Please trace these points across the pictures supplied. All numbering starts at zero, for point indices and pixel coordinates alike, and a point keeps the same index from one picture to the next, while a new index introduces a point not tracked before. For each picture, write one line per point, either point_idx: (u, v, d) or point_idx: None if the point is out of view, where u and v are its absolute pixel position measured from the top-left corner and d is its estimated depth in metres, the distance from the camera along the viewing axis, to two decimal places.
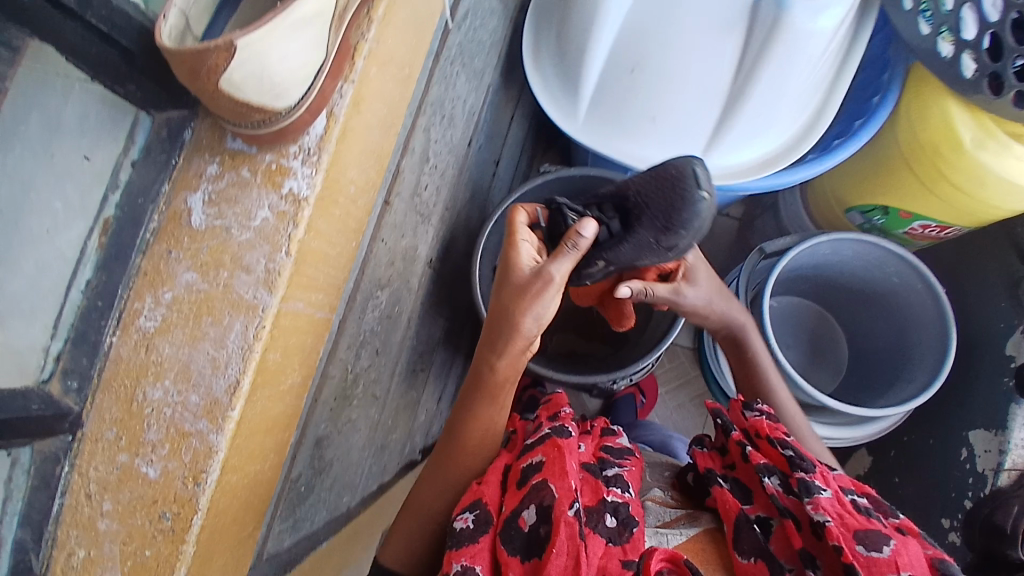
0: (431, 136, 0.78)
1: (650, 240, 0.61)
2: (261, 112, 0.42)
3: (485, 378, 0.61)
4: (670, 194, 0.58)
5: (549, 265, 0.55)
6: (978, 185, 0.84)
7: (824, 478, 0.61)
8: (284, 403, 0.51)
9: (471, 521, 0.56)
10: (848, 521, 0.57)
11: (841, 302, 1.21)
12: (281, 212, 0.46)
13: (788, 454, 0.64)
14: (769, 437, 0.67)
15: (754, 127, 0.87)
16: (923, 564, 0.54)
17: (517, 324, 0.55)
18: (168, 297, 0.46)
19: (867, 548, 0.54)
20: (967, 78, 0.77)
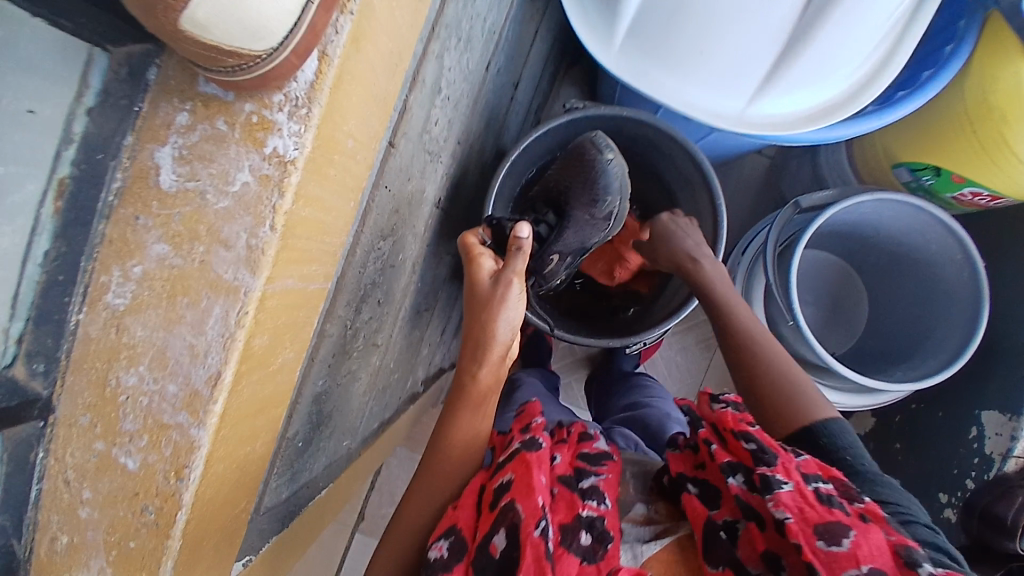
0: (445, 63, 0.67)
1: (586, 217, 0.77)
2: (235, 57, 0.33)
3: (468, 387, 0.64)
4: (581, 171, 0.76)
5: (507, 270, 0.62)
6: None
7: (788, 470, 0.59)
8: (275, 382, 0.47)
9: (445, 549, 0.55)
10: (808, 515, 0.55)
11: (870, 260, 1.14)
12: (264, 176, 0.38)
13: (752, 447, 0.62)
14: (732, 430, 0.64)
15: (814, 72, 0.75)
16: (884, 555, 0.52)
17: (490, 334, 0.61)
18: (138, 271, 0.40)
19: (828, 543, 0.53)
20: None
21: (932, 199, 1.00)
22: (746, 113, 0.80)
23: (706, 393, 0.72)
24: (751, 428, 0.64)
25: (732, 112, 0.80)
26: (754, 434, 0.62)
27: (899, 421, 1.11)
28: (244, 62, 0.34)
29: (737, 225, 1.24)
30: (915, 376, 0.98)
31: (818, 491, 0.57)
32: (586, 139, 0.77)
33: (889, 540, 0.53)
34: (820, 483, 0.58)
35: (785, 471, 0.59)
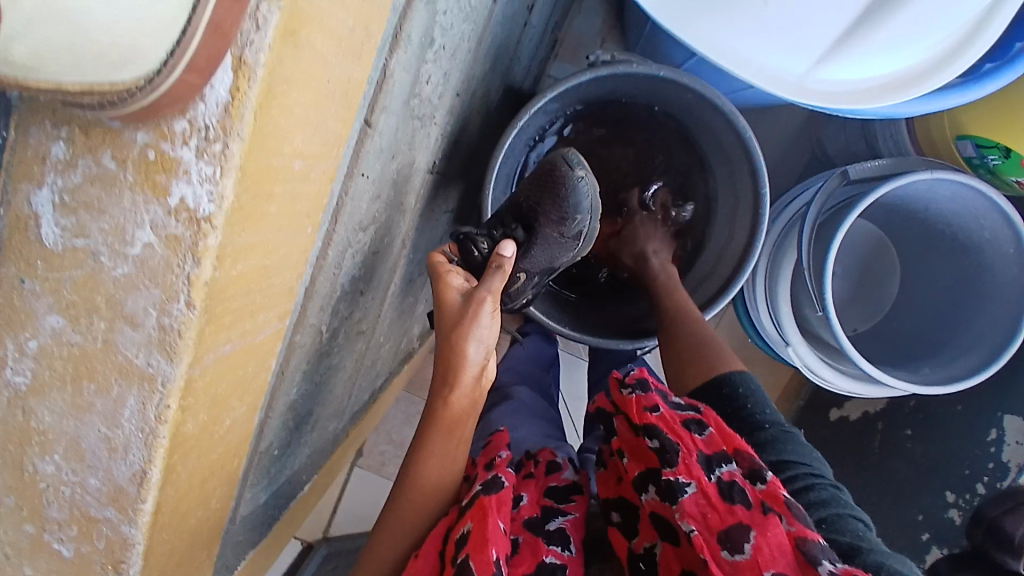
0: (439, 7, 0.52)
1: (554, 236, 0.66)
2: (90, 94, 0.25)
3: (440, 413, 0.55)
4: (549, 187, 0.65)
5: (480, 289, 0.53)
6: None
7: (689, 468, 0.53)
8: (225, 443, 0.39)
9: None
10: (711, 521, 0.50)
11: (910, 232, 1.03)
12: (171, 237, 0.28)
13: (655, 445, 0.56)
14: (635, 426, 0.58)
15: (903, 35, 0.61)
16: (785, 553, 0.48)
17: (462, 356, 0.52)
18: (34, 346, 0.31)
19: (730, 552, 0.48)
20: None
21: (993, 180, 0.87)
22: (808, 79, 0.65)
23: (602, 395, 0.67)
24: (654, 418, 0.57)
25: (792, 77, 0.65)
26: (655, 429, 0.56)
27: (912, 406, 1.01)
28: (107, 100, 0.25)
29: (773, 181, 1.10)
30: (944, 373, 0.89)
31: (719, 483, 0.52)
32: (556, 153, 0.65)
33: (789, 532, 0.48)
34: (722, 470, 0.53)
35: (687, 471, 0.53)
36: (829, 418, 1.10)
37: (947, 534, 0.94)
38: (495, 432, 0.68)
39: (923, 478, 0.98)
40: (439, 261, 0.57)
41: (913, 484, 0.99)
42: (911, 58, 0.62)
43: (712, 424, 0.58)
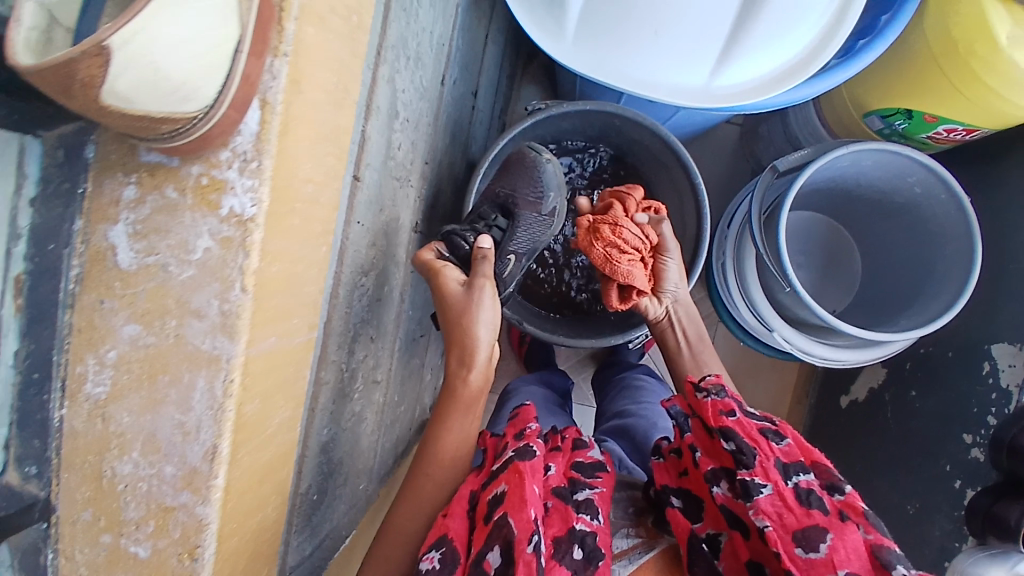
0: (397, 85, 0.64)
1: (533, 215, 0.74)
2: (172, 123, 0.32)
3: (459, 391, 0.66)
4: (521, 171, 0.75)
5: (478, 275, 0.65)
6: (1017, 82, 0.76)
7: (767, 472, 0.60)
8: (276, 443, 0.45)
9: (436, 562, 0.55)
10: (787, 520, 0.57)
11: (855, 212, 1.12)
12: (225, 239, 0.37)
13: (731, 448, 0.63)
14: (711, 427, 0.66)
15: (770, 38, 0.74)
16: (861, 556, 0.54)
17: (474, 336, 0.65)
18: (113, 356, 0.39)
19: (805, 549, 0.55)
20: None
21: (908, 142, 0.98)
22: (708, 87, 0.80)
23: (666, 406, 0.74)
24: (731, 423, 0.65)
25: (695, 88, 0.80)
26: (731, 432, 0.64)
27: (910, 367, 1.07)
28: (185, 126, 0.33)
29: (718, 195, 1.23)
30: (922, 321, 0.96)
31: (796, 488, 0.59)
32: (522, 145, 0.77)
33: (866, 539, 0.54)
34: (800, 477, 0.60)
35: (764, 472, 0.60)
36: (841, 405, 1.19)
37: (976, 474, 0.92)
38: (523, 404, 0.69)
39: (934, 433, 0.99)
40: (427, 258, 0.67)
41: (932, 441, 0.99)
42: (785, 52, 0.76)
43: (790, 435, 0.64)
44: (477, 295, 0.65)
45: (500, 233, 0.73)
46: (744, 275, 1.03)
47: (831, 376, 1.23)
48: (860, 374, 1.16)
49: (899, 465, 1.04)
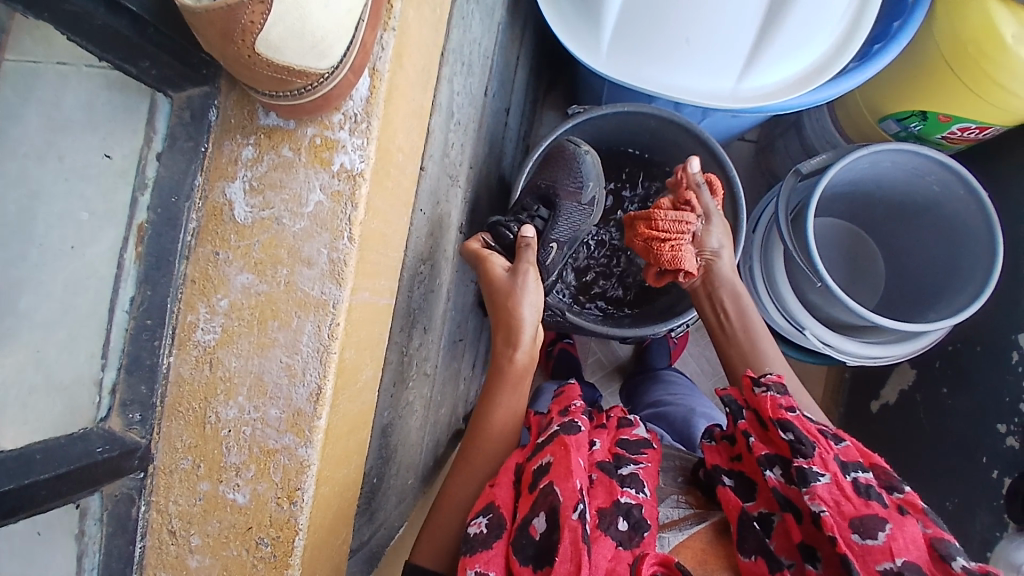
0: (455, 87, 0.68)
1: (574, 204, 0.78)
2: (304, 77, 0.37)
3: (506, 370, 0.68)
4: (563, 163, 0.81)
5: (521, 262, 0.67)
6: None
7: (825, 462, 0.56)
8: (363, 401, 0.47)
9: (484, 526, 0.56)
10: (844, 508, 0.53)
11: (877, 217, 1.16)
12: (335, 193, 0.40)
13: (789, 437, 0.59)
14: (770, 418, 0.62)
15: (794, 43, 0.80)
16: (920, 548, 0.50)
17: (519, 319, 0.67)
18: (225, 304, 0.42)
19: (862, 536, 0.51)
20: None
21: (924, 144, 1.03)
22: (737, 90, 0.84)
23: (717, 392, 0.73)
24: (791, 415, 0.61)
25: (724, 91, 0.84)
26: (791, 423, 0.60)
27: (940, 365, 1.07)
28: (307, 87, 0.37)
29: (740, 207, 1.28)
30: (953, 311, 0.99)
31: (856, 481, 0.55)
32: (561, 140, 0.83)
33: (926, 533, 0.51)
34: (859, 472, 0.56)
35: (822, 463, 0.56)
36: (872, 411, 1.18)
37: (1013, 463, 0.92)
38: (568, 382, 0.71)
39: (970, 430, 0.99)
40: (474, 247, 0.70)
41: (969, 436, 0.99)
42: (808, 55, 0.81)
43: (848, 438, 0.60)
44: (521, 280, 0.67)
45: (542, 223, 0.78)
46: (774, 274, 1.06)
47: (859, 380, 1.23)
48: (890, 377, 1.15)
49: (936, 463, 1.04)
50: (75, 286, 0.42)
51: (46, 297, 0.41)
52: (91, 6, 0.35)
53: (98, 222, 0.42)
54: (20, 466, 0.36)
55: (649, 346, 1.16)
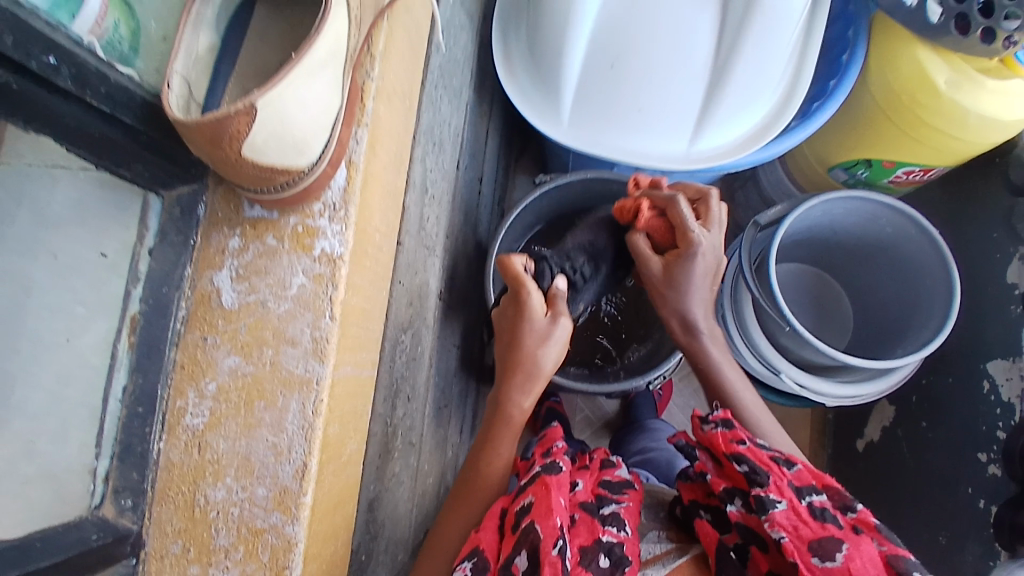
0: (428, 166, 0.73)
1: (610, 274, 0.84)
2: (286, 173, 0.40)
3: (512, 417, 0.66)
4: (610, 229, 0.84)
5: (558, 311, 0.67)
6: (960, 125, 0.89)
7: (781, 489, 0.57)
8: (348, 473, 0.48)
9: (468, 570, 0.55)
10: (802, 532, 0.54)
11: (836, 260, 1.23)
12: (317, 275, 0.43)
13: (743, 469, 0.59)
14: (724, 454, 0.62)
15: (739, 105, 0.87)
16: (878, 566, 0.51)
17: (541, 369, 0.66)
18: (213, 387, 0.44)
19: (822, 559, 0.52)
20: (933, 23, 0.81)
21: (873, 189, 1.12)
22: (690, 152, 0.90)
23: (695, 414, 0.67)
24: (743, 448, 0.60)
25: (678, 154, 0.90)
26: (743, 455, 0.60)
27: (916, 399, 1.10)
28: (289, 182, 0.41)
29: None
30: (918, 345, 1.04)
31: (811, 505, 0.56)
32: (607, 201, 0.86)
33: (881, 551, 0.52)
34: (814, 497, 0.57)
35: (778, 489, 0.57)
36: (858, 450, 1.19)
37: (997, 491, 0.94)
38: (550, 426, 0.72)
39: (954, 459, 1.01)
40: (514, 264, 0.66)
41: (952, 465, 1.01)
42: (752, 117, 0.89)
43: (800, 461, 0.61)
44: (556, 328, 0.66)
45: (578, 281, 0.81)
46: (745, 321, 1.09)
47: (843, 420, 1.24)
48: (869, 415, 1.18)
49: (925, 496, 1.05)
50: (67, 377, 0.43)
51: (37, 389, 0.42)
52: (88, 119, 0.39)
53: (91, 315, 0.44)
54: (19, 554, 0.36)
55: (635, 401, 1.18)
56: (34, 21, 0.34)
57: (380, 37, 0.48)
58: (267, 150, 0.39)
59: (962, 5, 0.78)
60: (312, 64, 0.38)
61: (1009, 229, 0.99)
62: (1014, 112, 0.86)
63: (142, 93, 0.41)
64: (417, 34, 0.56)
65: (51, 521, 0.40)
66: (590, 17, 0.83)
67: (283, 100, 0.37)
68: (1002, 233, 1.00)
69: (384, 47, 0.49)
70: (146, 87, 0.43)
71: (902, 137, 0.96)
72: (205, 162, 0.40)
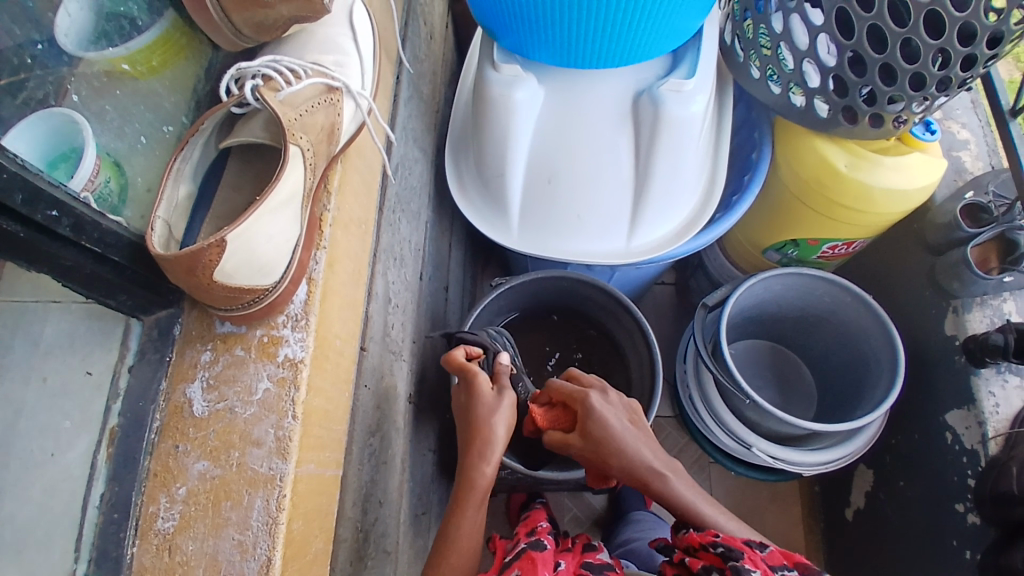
0: (390, 278, 0.80)
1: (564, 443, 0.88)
2: (251, 292, 0.47)
3: (476, 483, 0.66)
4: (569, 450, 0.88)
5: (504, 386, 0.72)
6: (864, 201, 1.01)
7: (755, 562, 0.59)
8: (313, 573, 0.50)
9: None
10: None
11: (787, 333, 1.30)
12: (280, 379, 0.48)
13: (719, 549, 0.62)
14: (700, 542, 0.64)
15: (665, 205, 0.99)
16: None
17: (491, 434, 0.68)
18: (183, 491, 0.46)
19: None
20: (823, 117, 0.94)
21: (806, 264, 1.22)
22: (630, 246, 1.01)
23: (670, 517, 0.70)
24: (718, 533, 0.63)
25: (619, 250, 1.01)
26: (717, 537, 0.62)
27: (890, 460, 1.12)
28: (254, 299, 0.48)
29: (670, 341, 1.41)
30: (875, 404, 1.08)
31: None
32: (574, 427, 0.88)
33: None
34: (787, 572, 0.58)
35: (752, 562, 0.59)
36: (847, 518, 1.18)
37: (979, 540, 0.95)
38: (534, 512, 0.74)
39: (935, 517, 1.02)
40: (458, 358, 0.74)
41: (935, 523, 1.01)
42: (677, 215, 1.02)
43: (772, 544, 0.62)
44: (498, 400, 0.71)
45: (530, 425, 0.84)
46: (710, 398, 1.14)
47: (828, 491, 1.24)
48: (852, 482, 1.19)
49: (919, 559, 1.03)
50: (53, 491, 0.48)
51: (26, 498, 0.48)
52: (82, 258, 0.46)
53: (76, 429, 0.49)
54: None
55: (623, 493, 1.18)
56: (42, 183, 0.42)
57: (335, 175, 0.58)
58: (236, 272, 0.46)
59: (847, 98, 0.89)
60: (274, 203, 0.47)
61: (933, 288, 1.08)
62: (914, 183, 0.99)
63: (128, 234, 0.48)
64: (371, 171, 0.67)
65: None
66: (526, 141, 0.96)
67: (246, 236, 0.46)
68: (930, 291, 1.09)
69: (340, 183, 0.58)
70: (131, 229, 0.50)
71: (819, 218, 1.08)
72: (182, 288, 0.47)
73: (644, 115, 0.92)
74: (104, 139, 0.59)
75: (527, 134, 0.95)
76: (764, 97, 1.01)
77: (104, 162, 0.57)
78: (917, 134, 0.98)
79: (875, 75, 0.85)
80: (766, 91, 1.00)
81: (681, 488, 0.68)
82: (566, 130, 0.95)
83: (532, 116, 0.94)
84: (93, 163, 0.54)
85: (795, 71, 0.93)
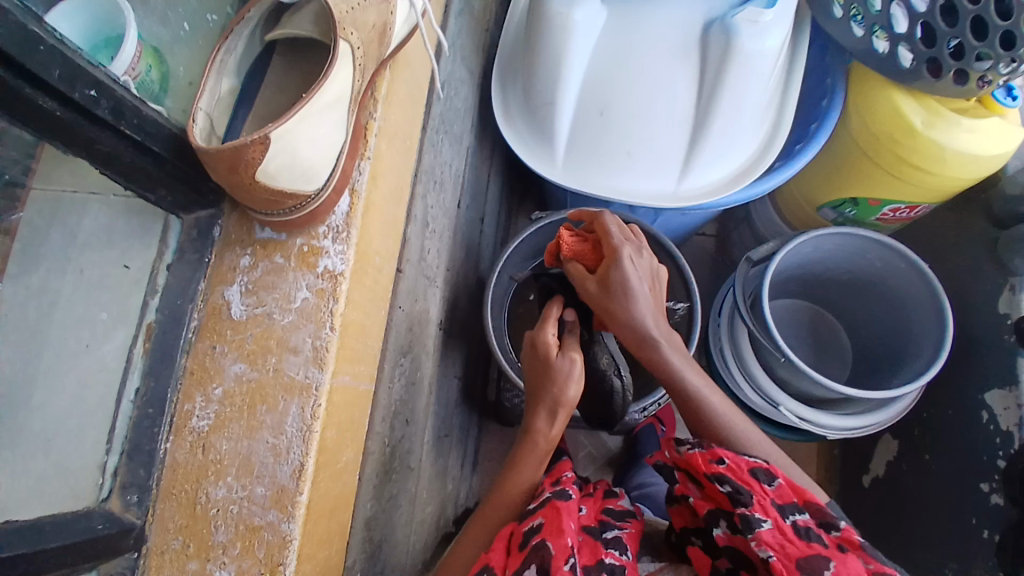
0: (428, 202, 0.78)
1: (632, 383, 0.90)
2: (294, 198, 0.46)
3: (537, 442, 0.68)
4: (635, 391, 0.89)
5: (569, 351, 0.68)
6: (939, 163, 0.91)
7: (765, 507, 0.58)
8: (343, 481, 0.51)
9: None
10: (790, 550, 0.55)
11: (831, 295, 1.25)
12: (319, 290, 0.48)
13: (726, 490, 0.60)
14: (705, 474, 0.62)
15: (722, 147, 0.93)
16: None
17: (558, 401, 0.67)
18: (219, 392, 0.48)
19: None
20: (906, 67, 0.84)
21: (862, 226, 1.15)
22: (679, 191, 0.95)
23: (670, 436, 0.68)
24: (723, 468, 0.61)
25: (668, 192, 0.94)
26: (725, 475, 0.60)
27: (919, 433, 1.10)
28: (298, 205, 0.46)
29: (704, 294, 1.37)
30: (915, 376, 1.05)
31: (795, 524, 0.57)
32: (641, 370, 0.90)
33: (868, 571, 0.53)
34: (797, 515, 0.57)
35: (763, 509, 0.58)
36: (864, 484, 1.18)
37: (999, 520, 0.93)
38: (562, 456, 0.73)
39: (958, 492, 1.00)
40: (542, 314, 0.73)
41: (957, 499, 1.00)
42: (733, 160, 0.95)
43: (781, 474, 0.60)
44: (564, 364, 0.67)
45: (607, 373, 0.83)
46: (742, 354, 1.11)
47: (850, 456, 1.23)
48: (875, 450, 1.17)
49: (933, 531, 1.03)
50: (89, 381, 0.49)
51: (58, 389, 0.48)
52: (121, 145, 0.44)
53: (113, 323, 0.50)
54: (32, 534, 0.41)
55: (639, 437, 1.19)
56: (80, 61, 0.40)
57: (382, 83, 0.54)
58: (280, 174, 0.44)
59: (934, 49, 0.79)
60: (321, 104, 0.45)
61: (997, 261, 1.01)
62: (1000, 145, 0.90)
63: (168, 125, 0.47)
64: (418, 84, 0.63)
65: (64, 509, 0.45)
66: (580, 65, 0.89)
67: (290, 138, 0.43)
68: (993, 265, 1.02)
69: (387, 92, 0.55)
70: (172, 122, 0.48)
71: (887, 178, 0.99)
72: (224, 187, 0.46)
73: (713, 48, 0.85)
74: (144, 28, 0.57)
75: (582, 57, 0.89)
76: (845, 40, 0.91)
77: (144, 49, 0.55)
78: (998, 97, 0.88)
79: (965, 27, 0.75)
80: (848, 33, 0.90)
81: (677, 361, 0.68)
82: (624, 56, 0.88)
83: (589, 37, 0.87)
84: (134, 49, 0.51)
85: (883, 13, 0.84)
